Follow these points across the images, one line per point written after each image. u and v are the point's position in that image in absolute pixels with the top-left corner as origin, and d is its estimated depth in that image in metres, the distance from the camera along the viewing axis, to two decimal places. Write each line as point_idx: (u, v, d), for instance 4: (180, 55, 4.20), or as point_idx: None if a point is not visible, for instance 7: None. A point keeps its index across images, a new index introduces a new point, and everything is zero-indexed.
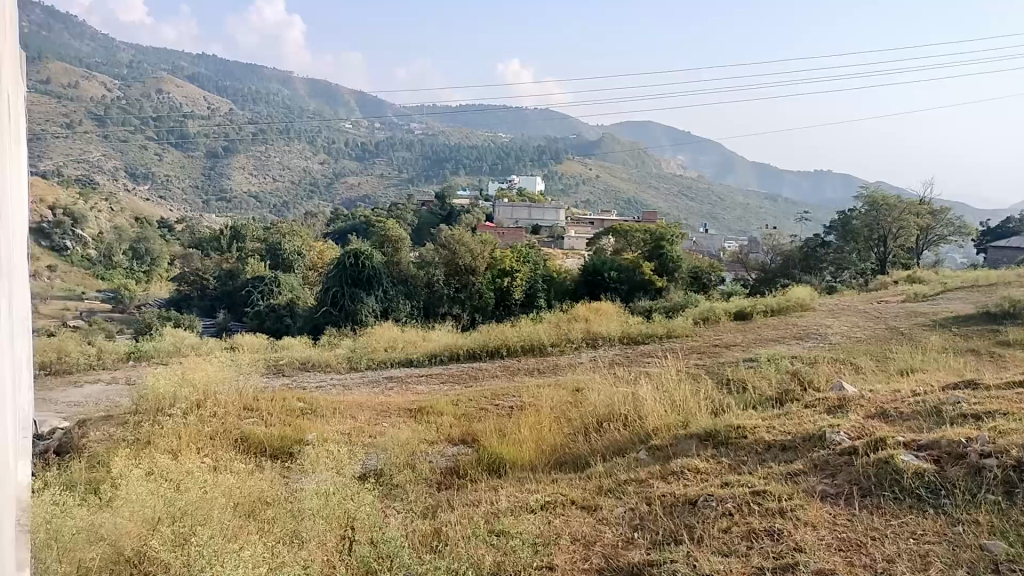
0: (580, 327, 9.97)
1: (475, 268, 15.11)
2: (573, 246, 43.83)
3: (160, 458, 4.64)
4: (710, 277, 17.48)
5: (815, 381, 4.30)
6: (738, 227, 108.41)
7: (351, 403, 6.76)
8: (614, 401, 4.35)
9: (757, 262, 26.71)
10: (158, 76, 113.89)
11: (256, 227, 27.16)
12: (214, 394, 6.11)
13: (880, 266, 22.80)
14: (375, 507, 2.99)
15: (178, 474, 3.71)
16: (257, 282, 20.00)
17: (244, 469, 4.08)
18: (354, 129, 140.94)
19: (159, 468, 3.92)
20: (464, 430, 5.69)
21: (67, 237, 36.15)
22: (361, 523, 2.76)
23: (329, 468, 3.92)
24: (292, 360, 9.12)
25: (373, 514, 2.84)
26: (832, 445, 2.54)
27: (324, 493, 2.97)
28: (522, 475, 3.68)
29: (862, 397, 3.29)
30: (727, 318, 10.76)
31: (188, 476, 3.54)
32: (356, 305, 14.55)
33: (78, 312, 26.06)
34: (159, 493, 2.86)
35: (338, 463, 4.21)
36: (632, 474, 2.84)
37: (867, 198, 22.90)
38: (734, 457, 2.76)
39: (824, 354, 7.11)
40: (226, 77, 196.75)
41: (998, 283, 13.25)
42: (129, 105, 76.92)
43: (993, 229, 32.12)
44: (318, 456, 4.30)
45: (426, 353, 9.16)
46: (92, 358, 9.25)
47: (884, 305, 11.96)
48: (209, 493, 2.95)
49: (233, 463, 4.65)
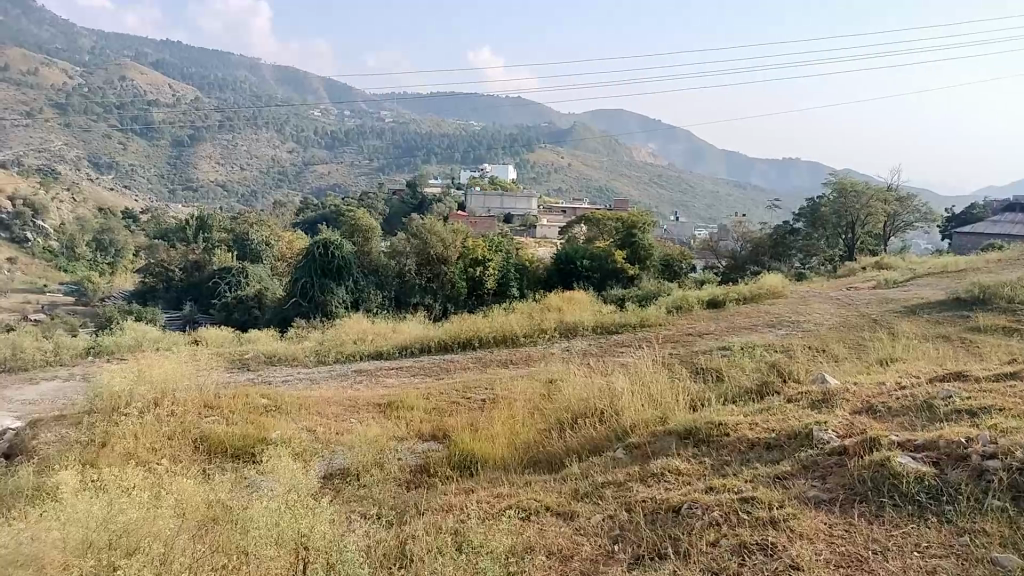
0: (553, 316, 9.82)
1: (446, 257, 14.77)
2: (545, 235, 43.75)
3: (110, 467, 4.41)
4: (681, 265, 17.49)
5: (793, 372, 4.18)
6: (708, 215, 109.42)
7: (318, 399, 6.53)
8: (589, 394, 4.20)
9: (728, 249, 26.80)
10: (121, 63, 111.79)
11: (223, 217, 26.69)
12: (173, 393, 5.85)
13: (848, 252, 22.96)
14: (332, 526, 2.80)
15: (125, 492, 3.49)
16: (224, 273, 19.63)
17: (196, 486, 3.86)
18: (323, 117, 139.64)
19: (108, 483, 3.73)
20: (436, 425, 5.50)
21: (28, 229, 35.37)
22: (315, 540, 2.63)
23: (284, 484, 3.73)
24: (258, 354, 8.83)
25: (330, 535, 2.66)
26: (820, 445, 2.41)
27: (275, 514, 2.79)
28: (495, 474, 3.53)
29: (847, 390, 3.16)
30: (700, 307, 10.68)
31: (133, 495, 3.33)
32: (326, 296, 14.27)
33: (39, 304, 25.49)
34: (91, 517, 2.66)
35: (297, 474, 4.02)
36: (610, 476, 2.68)
37: (835, 184, 23.07)
38: (716, 457, 2.62)
39: (797, 342, 7.04)
40: (191, 64, 193.71)
41: (965, 268, 13.36)
42: (91, 93, 75.25)
43: (957, 216, 32.54)
44: (278, 465, 4.11)
45: (396, 345, 8.94)
46: (47, 353, 8.89)
47: (854, 292, 11.97)
48: (150, 516, 2.75)
49: (188, 472, 4.43)
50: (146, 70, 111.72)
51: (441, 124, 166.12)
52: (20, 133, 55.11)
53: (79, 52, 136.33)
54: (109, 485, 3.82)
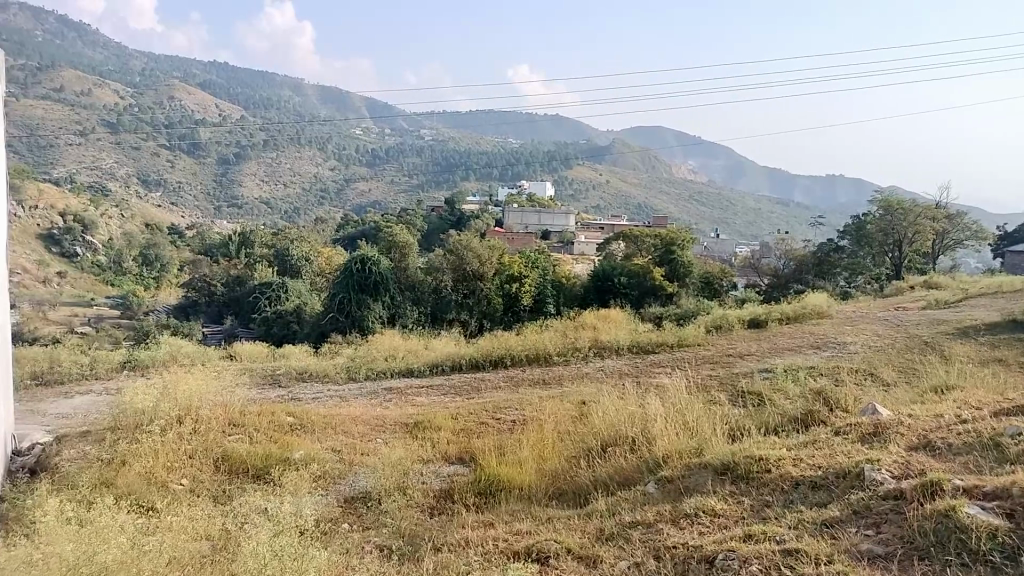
0: (587, 334, 9.59)
1: (482, 273, 14.63)
2: (583, 252, 43.51)
3: (120, 492, 4.32)
4: (721, 283, 17.11)
5: (842, 401, 3.88)
6: (749, 233, 108.11)
7: (345, 418, 6.39)
8: (621, 420, 3.97)
9: (770, 267, 26.25)
10: (170, 83, 115.02)
11: (265, 233, 26.98)
12: (197, 409, 5.77)
13: (895, 270, 22.32)
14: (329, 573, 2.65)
15: (126, 533, 3.37)
16: (264, 288, 19.78)
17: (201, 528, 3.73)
18: (365, 135, 141.92)
19: (116, 518, 3.63)
20: (462, 447, 5.33)
21: (77, 244, 36.29)
22: None
23: (293, 522, 3.60)
24: (289, 369, 8.77)
25: None
26: (873, 486, 2.16)
27: None
28: (518, 507, 3.35)
29: (901, 422, 2.88)
30: (741, 326, 10.36)
31: (131, 540, 3.21)
32: (362, 312, 14.25)
33: (86, 318, 26.05)
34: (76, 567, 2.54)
35: (307, 511, 3.87)
36: (637, 516, 2.46)
37: (881, 202, 22.46)
38: (755, 496, 2.39)
39: (843, 365, 6.74)
40: (238, 84, 199.04)
41: (1021, 289, 12.82)
42: (141, 113, 77.37)
43: (1010, 234, 31.48)
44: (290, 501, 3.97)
45: (427, 362, 8.79)
46: (84, 367, 8.94)
47: (902, 312, 11.54)
48: None
49: (199, 500, 4.32)
50: (194, 90, 114.90)
51: (481, 141, 167.19)
52: (74, 152, 56.90)
53: (131, 74, 140.92)
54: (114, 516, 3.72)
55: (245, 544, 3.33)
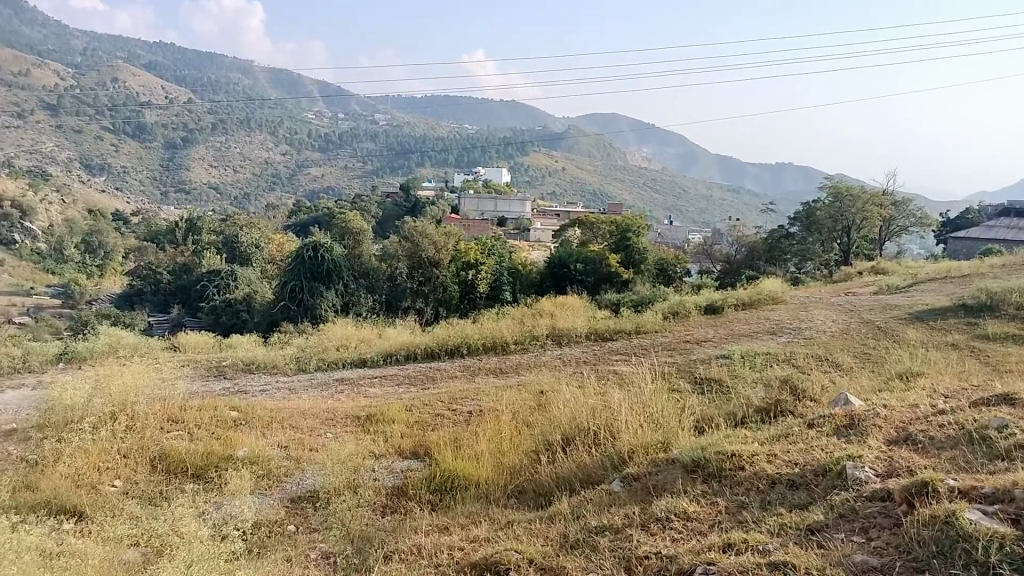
0: (544, 322, 9.41)
1: (438, 260, 14.31)
2: (538, 239, 43.41)
3: (39, 501, 3.98)
4: (676, 269, 17.14)
5: (808, 390, 3.77)
6: (701, 220, 109.46)
7: (293, 411, 6.09)
8: (583, 411, 3.80)
9: (723, 254, 26.46)
10: (114, 64, 111.31)
11: (213, 219, 26.18)
12: (133, 404, 5.41)
13: (843, 256, 22.65)
14: None
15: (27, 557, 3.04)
16: (213, 276, 19.15)
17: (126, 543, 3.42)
18: (317, 120, 139.62)
19: (23, 539, 3.30)
20: (417, 441, 5.10)
21: (15, 230, 34.69)
22: None
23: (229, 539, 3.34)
24: (235, 361, 8.39)
25: None
26: (857, 486, 2.01)
27: None
28: (475, 507, 3.15)
29: (877, 413, 2.76)
30: (698, 312, 10.28)
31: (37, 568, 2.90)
32: (315, 300, 13.86)
33: (24, 307, 25.03)
34: None
35: (246, 525, 3.60)
36: (602, 519, 2.26)
37: (831, 189, 22.72)
38: (729, 497, 2.23)
39: (800, 351, 6.70)
40: (187, 67, 194.00)
41: (969, 274, 13.05)
42: (83, 94, 74.64)
43: (952, 221, 32.36)
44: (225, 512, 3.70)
45: (380, 352, 8.51)
46: (16, 360, 8.42)
47: (855, 297, 11.66)
48: None
49: (128, 505, 4.00)
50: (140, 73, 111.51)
51: (436, 127, 165.68)
52: (11, 136, 54.72)
53: (72, 54, 135.97)
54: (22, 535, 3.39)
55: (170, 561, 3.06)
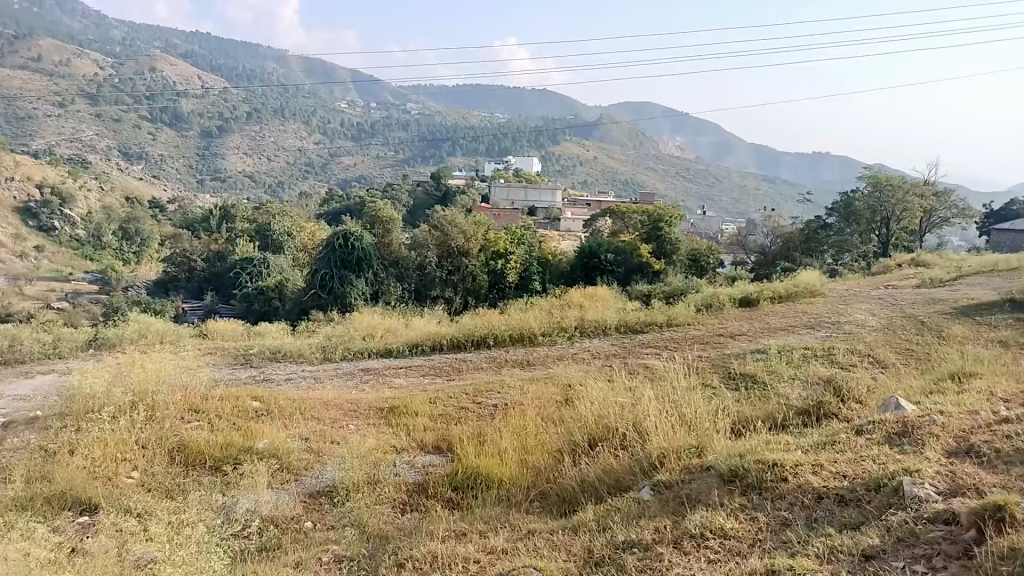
0: (573, 314, 9.21)
1: (467, 250, 14.12)
2: (569, 229, 43.15)
3: (50, 492, 3.90)
4: (709, 260, 16.81)
5: (853, 391, 3.54)
6: (735, 210, 108.07)
7: (316, 402, 5.99)
8: (611, 410, 3.60)
9: (757, 245, 26.02)
10: (151, 54, 112.77)
11: (246, 207, 26.34)
12: (154, 393, 5.33)
13: (882, 248, 22.11)
14: None
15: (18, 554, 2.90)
16: (245, 264, 19.21)
17: (132, 538, 3.29)
18: (350, 109, 140.45)
19: (28, 535, 3.18)
20: (440, 435, 4.94)
21: (55, 217, 35.42)
22: None
23: (235, 546, 3.18)
24: (261, 350, 8.32)
25: None
26: (916, 505, 1.81)
27: None
28: (494, 511, 2.99)
29: (932, 421, 2.53)
30: (732, 305, 9.98)
31: (34, 566, 2.79)
32: (345, 288, 13.79)
33: (63, 293, 25.42)
34: None
35: (259, 530, 3.45)
36: (631, 533, 2.08)
37: (870, 178, 22.10)
38: (771, 514, 2.03)
39: (839, 346, 6.42)
40: (221, 56, 196.15)
41: (1016, 267, 12.53)
42: (121, 84, 75.79)
43: (996, 212, 31.40)
44: (233, 516, 3.55)
45: (407, 342, 8.36)
46: (46, 346, 8.44)
47: (897, 290, 11.26)
48: None
49: (139, 498, 3.89)
50: (177, 62, 112.95)
51: (467, 115, 165.56)
52: (52, 124, 55.80)
53: (110, 44, 138.13)
54: (24, 532, 3.27)
55: (174, 561, 2.91)
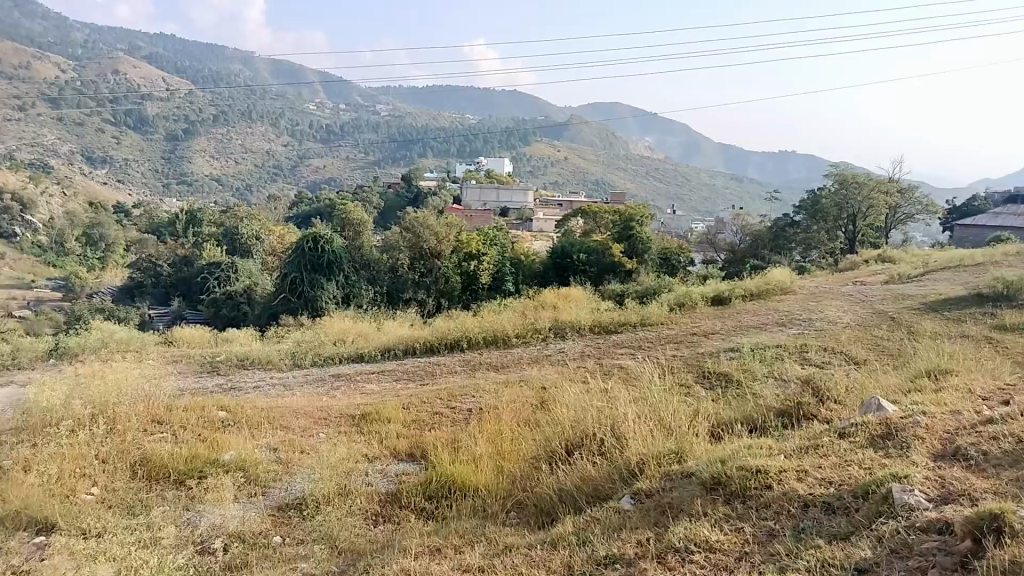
0: (546, 315, 9.13)
1: (439, 251, 13.95)
2: (541, 229, 43.18)
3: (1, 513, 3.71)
4: (680, 259, 16.86)
5: (830, 392, 3.50)
6: (704, 210, 109.16)
7: (284, 410, 5.82)
8: (588, 415, 3.51)
9: (727, 243, 26.21)
10: (115, 56, 110.84)
11: (213, 211, 25.90)
12: (115, 406, 5.14)
13: (849, 244, 22.27)
14: None
15: None
16: (213, 269, 18.86)
17: (86, 557, 3.11)
18: (320, 112, 139.38)
19: None
20: (413, 442, 4.83)
21: (16, 223, 34.56)
22: None
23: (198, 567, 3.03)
24: (229, 357, 8.10)
25: None
26: (906, 514, 1.75)
27: None
28: (470, 522, 2.89)
29: (915, 421, 2.48)
30: (705, 304, 9.99)
31: None
32: (316, 292, 13.58)
33: (24, 301, 24.79)
34: None
35: (224, 548, 3.29)
36: (611, 548, 1.99)
37: (837, 176, 22.35)
38: (757, 524, 1.96)
39: (812, 343, 6.43)
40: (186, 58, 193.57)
41: (981, 263, 12.71)
42: (83, 87, 74.34)
43: (958, 209, 32.04)
44: (196, 535, 3.39)
45: (378, 347, 8.23)
46: (4, 356, 8.14)
47: (866, 287, 11.35)
48: None
49: (95, 515, 3.72)
50: (141, 63, 111.14)
51: (437, 115, 164.88)
52: (12, 128, 54.50)
53: (72, 46, 135.61)
54: None
55: None
